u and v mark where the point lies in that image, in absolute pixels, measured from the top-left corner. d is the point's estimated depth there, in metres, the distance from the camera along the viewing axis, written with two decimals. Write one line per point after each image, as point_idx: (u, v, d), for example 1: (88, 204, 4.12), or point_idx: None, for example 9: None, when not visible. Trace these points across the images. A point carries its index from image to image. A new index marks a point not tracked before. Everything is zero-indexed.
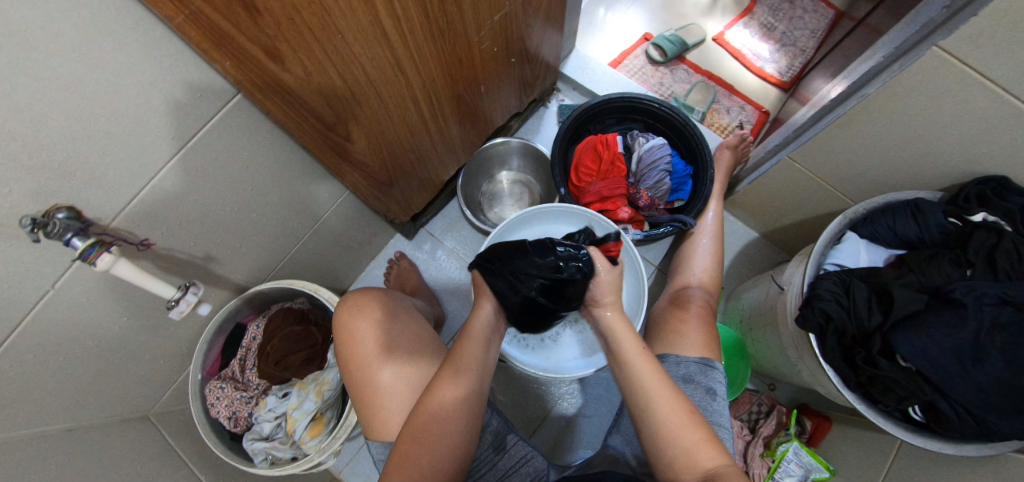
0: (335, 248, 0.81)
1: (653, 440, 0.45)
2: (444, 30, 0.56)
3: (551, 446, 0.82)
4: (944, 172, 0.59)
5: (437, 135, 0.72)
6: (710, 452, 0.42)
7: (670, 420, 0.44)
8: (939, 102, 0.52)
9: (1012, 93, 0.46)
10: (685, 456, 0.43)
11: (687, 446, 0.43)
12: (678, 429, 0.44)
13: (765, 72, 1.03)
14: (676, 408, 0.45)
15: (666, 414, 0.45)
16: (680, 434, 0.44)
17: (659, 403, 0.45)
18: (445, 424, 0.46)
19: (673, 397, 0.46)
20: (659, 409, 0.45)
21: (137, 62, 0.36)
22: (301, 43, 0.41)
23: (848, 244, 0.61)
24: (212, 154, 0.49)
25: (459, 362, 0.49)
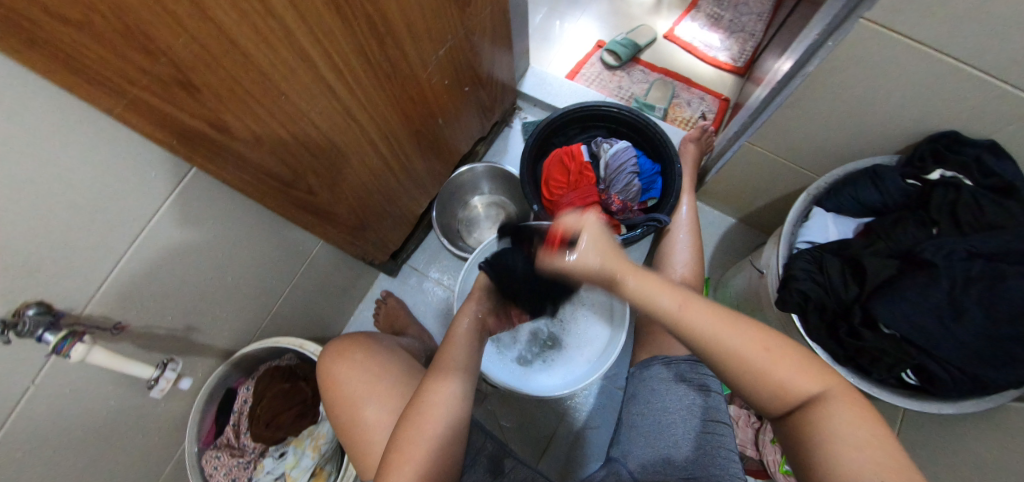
0: (318, 297, 0.81)
1: (740, 379, 0.39)
2: (390, 75, 0.58)
3: (561, 466, 0.80)
4: (897, 137, 0.60)
5: (402, 173, 0.74)
6: (806, 383, 0.37)
7: (772, 357, 0.38)
8: (878, 70, 0.53)
9: (942, 52, 0.47)
10: (779, 393, 0.38)
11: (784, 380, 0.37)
12: (767, 369, 0.38)
13: (718, 61, 1.05)
14: (755, 343, 0.38)
15: (744, 355, 0.38)
16: (769, 373, 0.38)
17: (743, 336, 0.39)
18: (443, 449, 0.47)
19: (749, 334, 0.39)
20: (733, 347, 0.38)
21: (84, 153, 0.37)
22: (243, 108, 0.43)
23: (816, 219, 0.61)
24: (177, 228, 0.50)
25: (448, 359, 0.54)
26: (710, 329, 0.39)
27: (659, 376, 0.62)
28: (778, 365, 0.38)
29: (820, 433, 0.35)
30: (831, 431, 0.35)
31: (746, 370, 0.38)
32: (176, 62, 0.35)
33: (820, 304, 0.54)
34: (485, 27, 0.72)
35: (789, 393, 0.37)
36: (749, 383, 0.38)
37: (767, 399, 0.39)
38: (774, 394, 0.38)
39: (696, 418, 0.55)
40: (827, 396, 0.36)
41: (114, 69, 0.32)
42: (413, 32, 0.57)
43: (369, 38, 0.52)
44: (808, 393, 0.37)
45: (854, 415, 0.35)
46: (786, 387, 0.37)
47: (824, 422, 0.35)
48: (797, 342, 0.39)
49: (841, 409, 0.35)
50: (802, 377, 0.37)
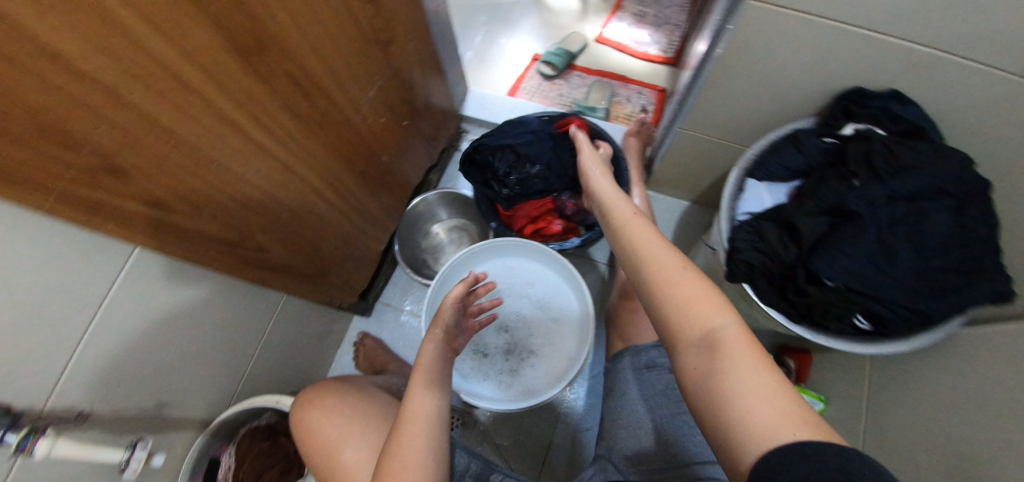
0: (294, 349, 0.81)
1: (649, 297, 0.40)
2: (322, 122, 0.60)
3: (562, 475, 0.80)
4: (811, 101, 0.63)
5: (354, 214, 0.75)
6: (711, 315, 0.36)
7: (681, 274, 0.39)
8: (776, 42, 0.56)
9: (827, 17, 0.51)
10: (680, 318, 0.37)
11: (682, 300, 0.37)
12: (670, 286, 0.38)
13: (650, 55, 1.10)
14: (673, 262, 0.41)
15: (656, 270, 0.40)
16: (671, 292, 0.38)
17: (667, 259, 0.41)
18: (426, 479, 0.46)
19: (672, 258, 0.41)
20: (650, 260, 0.42)
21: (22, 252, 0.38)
22: (176, 181, 0.44)
23: (750, 190, 0.65)
24: (129, 307, 0.50)
25: (421, 370, 0.54)
26: (653, 246, 0.44)
27: (632, 366, 0.63)
28: (694, 278, 0.39)
29: (722, 377, 0.33)
30: (730, 374, 0.32)
31: (652, 281, 0.40)
32: (98, 149, 0.36)
33: (766, 269, 0.57)
34: (413, 61, 0.75)
35: (686, 318, 0.36)
36: (651, 298, 0.40)
37: (672, 334, 0.37)
38: (677, 320, 0.37)
39: (670, 402, 0.57)
40: (734, 338, 0.34)
41: (34, 166, 0.32)
42: (339, 80, 0.60)
43: (292, 91, 0.54)
44: (713, 331, 0.35)
45: (752, 362, 0.33)
46: (689, 310, 0.37)
47: (724, 367, 0.33)
48: (715, 286, 0.38)
49: (743, 351, 0.33)
50: (707, 308, 0.36)
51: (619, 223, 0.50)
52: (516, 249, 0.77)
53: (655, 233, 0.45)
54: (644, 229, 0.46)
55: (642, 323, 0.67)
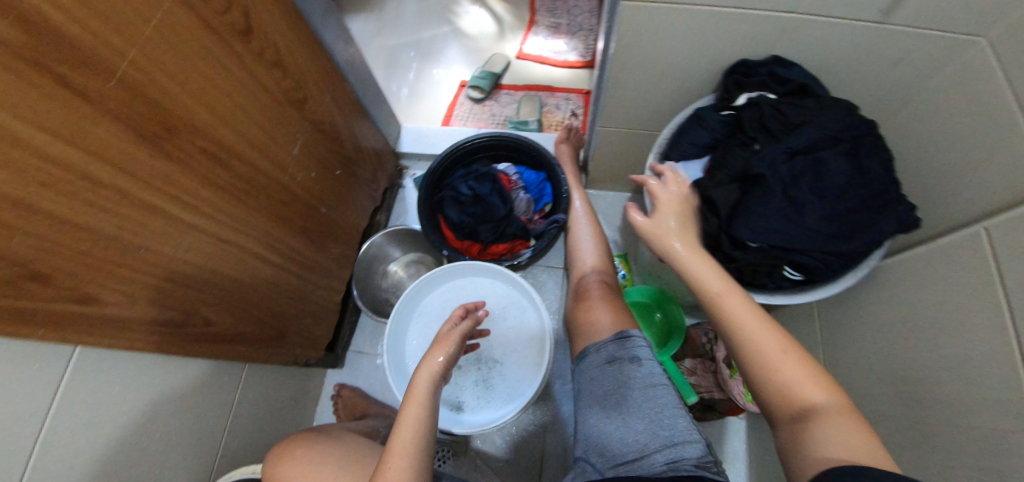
0: (267, 415, 0.81)
1: (754, 367, 0.45)
2: (249, 189, 0.62)
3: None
4: (706, 80, 0.68)
5: (302, 269, 0.77)
6: (815, 394, 0.42)
7: (782, 355, 0.44)
8: (658, 35, 0.60)
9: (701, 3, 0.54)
10: (785, 394, 0.43)
11: (784, 378, 0.43)
12: (779, 366, 0.44)
13: (570, 62, 1.15)
14: (776, 346, 0.45)
15: (766, 349, 0.45)
16: (783, 373, 0.43)
17: (756, 331, 0.47)
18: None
19: (776, 338, 0.46)
20: (749, 335, 0.47)
21: None
22: (102, 274, 0.45)
23: (669, 173, 0.68)
24: (79, 411, 0.49)
25: (413, 396, 0.55)
26: (761, 339, 0.46)
27: (595, 363, 0.64)
28: (790, 356, 0.44)
29: (812, 438, 0.39)
30: (820, 436, 0.39)
31: (760, 358, 0.45)
32: (16, 261, 0.37)
33: (695, 244, 0.60)
34: (333, 113, 0.78)
35: (792, 397, 0.42)
36: (759, 374, 0.45)
37: (772, 401, 0.44)
38: (775, 380, 0.44)
39: (636, 391, 0.59)
40: (831, 408, 0.40)
41: None
42: (258, 146, 0.62)
43: (211, 167, 0.55)
44: (811, 405, 0.41)
45: (850, 426, 0.39)
46: (789, 384, 0.43)
47: (817, 430, 0.39)
48: (813, 362, 0.44)
49: (838, 417, 0.39)
50: (803, 379, 0.43)
51: (706, 291, 0.52)
52: (468, 272, 0.78)
53: (751, 308, 0.49)
54: (742, 304, 0.49)
55: (597, 319, 0.69)
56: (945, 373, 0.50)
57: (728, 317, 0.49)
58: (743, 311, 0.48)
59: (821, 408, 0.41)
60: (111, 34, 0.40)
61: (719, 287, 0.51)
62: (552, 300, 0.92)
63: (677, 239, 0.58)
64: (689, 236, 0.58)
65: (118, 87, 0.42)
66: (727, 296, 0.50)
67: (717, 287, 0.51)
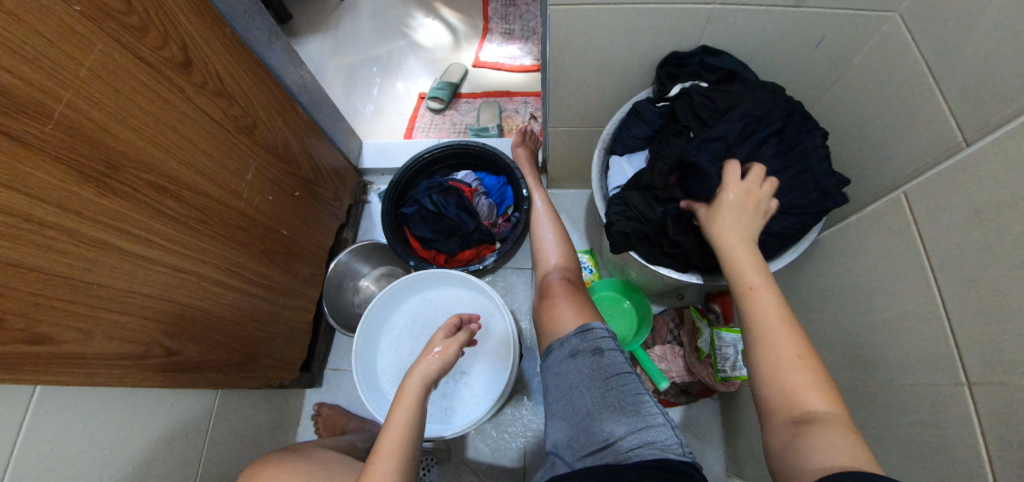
0: (246, 440, 0.81)
1: (761, 365, 0.43)
2: (204, 217, 0.63)
3: None
4: (642, 74, 0.70)
5: (268, 292, 0.78)
6: (818, 402, 0.39)
7: (802, 354, 0.41)
8: (588, 36, 0.62)
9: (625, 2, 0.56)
10: (785, 398, 0.40)
11: (798, 379, 0.40)
12: (789, 370, 0.41)
13: (526, 66, 1.18)
14: (791, 350, 0.42)
15: (778, 346, 0.42)
16: (786, 376, 0.41)
17: (781, 329, 0.43)
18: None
19: (798, 341, 0.42)
20: (772, 328, 0.43)
21: None
22: (54, 313, 0.46)
23: (615, 166, 0.69)
24: (41, 451, 0.50)
25: (402, 400, 0.56)
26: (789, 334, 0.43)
27: (560, 358, 0.65)
28: (809, 358, 0.41)
29: (802, 450, 0.37)
30: (811, 448, 0.36)
31: (770, 358, 0.42)
32: None
33: (641, 233, 0.62)
34: (286, 137, 0.80)
35: (793, 402, 0.39)
36: (767, 371, 0.42)
37: (769, 403, 0.41)
38: (776, 384, 0.41)
39: (600, 381, 0.60)
40: (829, 418, 0.38)
41: None
42: (209, 175, 0.63)
43: (162, 199, 0.56)
44: (812, 413, 0.38)
45: (842, 436, 0.36)
46: (789, 385, 0.40)
47: (810, 441, 0.37)
48: (826, 372, 0.41)
49: (834, 429, 0.37)
50: (809, 385, 0.40)
51: (739, 283, 0.49)
52: (433, 280, 0.80)
53: (785, 309, 0.45)
54: (773, 301, 0.45)
55: (559, 314, 0.70)
56: (889, 335, 0.52)
57: (758, 309, 0.45)
58: (774, 307, 0.45)
59: (823, 414, 0.38)
60: (43, 79, 0.41)
61: (757, 280, 0.47)
62: (522, 301, 0.94)
63: (729, 227, 0.52)
64: (745, 222, 0.52)
65: (57, 129, 0.43)
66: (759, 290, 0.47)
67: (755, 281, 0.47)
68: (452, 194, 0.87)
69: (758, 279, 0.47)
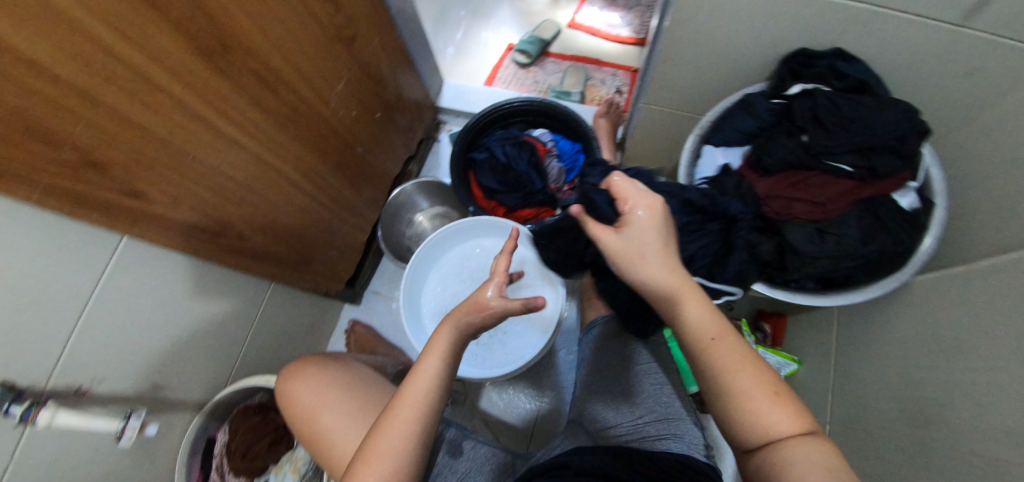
0: (287, 336, 0.86)
1: (731, 405, 0.40)
2: (292, 117, 0.64)
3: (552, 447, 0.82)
4: (764, 65, 0.64)
5: (334, 205, 0.80)
6: (786, 428, 0.38)
7: (770, 390, 0.39)
8: (713, 14, 0.58)
9: None
10: (759, 431, 0.38)
11: (773, 420, 0.38)
12: (764, 408, 0.38)
13: (622, 37, 1.13)
14: (764, 389, 0.39)
15: (749, 387, 0.39)
16: (761, 413, 0.38)
17: (747, 373, 0.40)
18: (404, 441, 0.48)
19: (763, 375, 0.40)
20: (737, 377, 0.40)
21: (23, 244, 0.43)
22: (151, 175, 0.48)
23: (707, 156, 0.65)
24: (116, 298, 0.54)
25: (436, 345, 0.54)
26: (748, 374, 0.40)
27: (605, 335, 0.66)
28: (784, 393, 0.39)
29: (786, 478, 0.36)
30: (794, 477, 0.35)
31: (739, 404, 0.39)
32: (78, 146, 0.40)
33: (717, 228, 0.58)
34: (379, 56, 0.78)
35: (774, 440, 0.38)
36: (740, 419, 0.39)
37: (745, 440, 0.40)
38: (752, 426, 0.39)
39: (642, 366, 0.61)
40: (814, 440, 0.37)
41: (19, 164, 0.36)
42: (306, 77, 0.64)
43: (259, 91, 0.57)
44: (791, 444, 0.37)
45: (820, 449, 0.37)
46: (762, 421, 0.38)
47: (790, 464, 0.36)
48: (795, 394, 0.40)
49: (817, 446, 0.36)
50: (784, 418, 0.38)
51: (693, 327, 0.42)
52: (495, 229, 0.79)
53: (742, 347, 0.41)
54: (733, 342, 0.41)
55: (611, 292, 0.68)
56: None
57: (715, 356, 0.41)
58: (728, 348, 0.41)
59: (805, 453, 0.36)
60: None
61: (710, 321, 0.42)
62: None
63: (653, 252, 0.43)
64: (665, 241, 0.44)
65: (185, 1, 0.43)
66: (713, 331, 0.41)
67: (706, 317, 0.42)
68: (527, 149, 0.88)
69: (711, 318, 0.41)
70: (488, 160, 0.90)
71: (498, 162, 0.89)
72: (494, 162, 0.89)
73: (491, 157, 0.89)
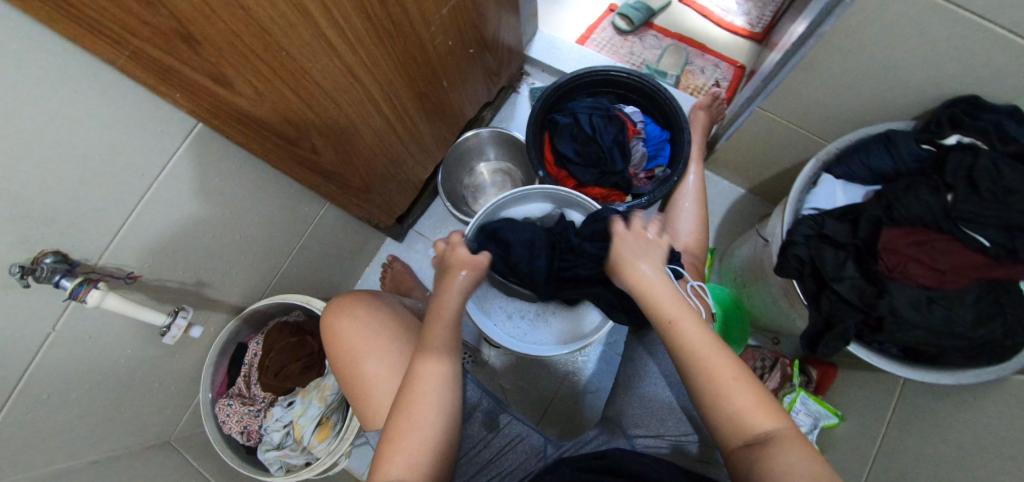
0: (329, 257, 0.84)
1: (706, 394, 0.44)
2: (391, 30, 0.57)
3: (562, 428, 0.83)
4: (918, 102, 0.58)
5: (405, 135, 0.75)
6: (762, 420, 0.42)
7: (735, 377, 0.44)
8: (887, 32, 0.51)
9: (970, 10, 0.44)
10: (733, 424, 0.43)
11: (742, 407, 0.42)
12: (731, 396, 0.43)
13: (735, 27, 1.03)
14: (728, 372, 0.44)
15: (717, 376, 0.44)
16: (731, 399, 0.43)
17: (714, 360, 0.45)
18: (441, 403, 0.47)
19: (728, 363, 0.44)
20: (706, 365, 0.45)
21: (101, 111, 0.39)
22: (247, 64, 0.42)
23: (824, 186, 0.60)
24: (180, 186, 0.51)
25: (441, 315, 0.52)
26: (715, 360, 0.45)
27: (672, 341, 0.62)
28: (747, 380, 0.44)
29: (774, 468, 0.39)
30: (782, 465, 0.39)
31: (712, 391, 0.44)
32: (176, 14, 0.33)
33: (819, 268, 0.54)
34: None
35: (744, 427, 0.42)
36: (712, 403, 0.44)
37: (720, 429, 0.44)
38: (721, 409, 0.43)
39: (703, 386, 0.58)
40: (780, 434, 0.41)
41: (111, 19, 0.31)
42: None
43: None
44: (761, 432, 0.41)
45: (794, 447, 0.40)
46: (732, 411, 0.43)
47: (777, 456, 0.40)
48: (761, 386, 0.44)
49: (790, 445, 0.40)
50: (751, 405, 0.43)
51: (660, 316, 0.49)
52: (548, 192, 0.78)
53: (706, 334, 0.47)
54: (696, 330, 0.47)
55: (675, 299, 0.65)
56: None
57: (683, 341, 0.46)
58: (693, 335, 0.46)
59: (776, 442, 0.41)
60: None
61: (674, 312, 0.48)
62: None
63: (649, 267, 0.53)
64: (653, 261, 0.54)
65: None
66: (680, 321, 0.48)
67: (674, 309, 0.49)
68: (615, 125, 0.83)
69: (674, 310, 0.48)
70: (570, 126, 0.85)
71: (581, 131, 0.84)
72: (577, 131, 0.84)
73: (575, 124, 0.84)
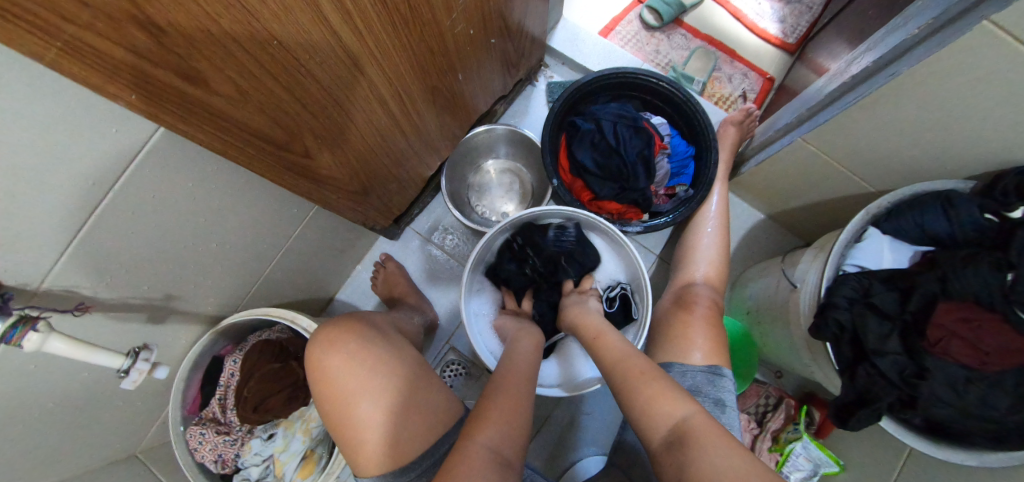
0: (315, 257, 0.77)
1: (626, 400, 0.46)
2: (407, 16, 0.47)
3: (546, 461, 0.81)
4: (980, 162, 0.53)
5: (411, 132, 0.66)
6: (669, 409, 0.42)
7: (640, 374, 0.47)
8: (973, 87, 0.45)
9: None
10: (649, 419, 0.42)
11: (653, 402, 0.43)
12: (636, 390, 0.45)
13: (767, 34, 0.95)
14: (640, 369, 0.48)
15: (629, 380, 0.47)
16: (642, 392, 0.45)
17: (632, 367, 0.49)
18: (471, 421, 0.45)
19: (639, 364, 0.49)
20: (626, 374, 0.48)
21: (35, 113, 0.29)
22: (223, 55, 0.32)
23: (870, 242, 0.56)
24: (143, 195, 0.42)
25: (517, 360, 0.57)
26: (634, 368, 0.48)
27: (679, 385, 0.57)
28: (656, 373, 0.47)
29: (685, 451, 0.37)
30: (694, 448, 0.37)
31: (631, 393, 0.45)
32: None
33: (859, 337, 0.51)
34: None
35: (652, 416, 0.42)
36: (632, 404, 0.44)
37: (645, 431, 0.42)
38: (643, 411, 0.43)
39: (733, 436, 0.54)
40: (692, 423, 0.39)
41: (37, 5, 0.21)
42: None
43: None
44: (677, 423, 0.40)
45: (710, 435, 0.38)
46: (643, 405, 0.43)
47: (689, 442, 0.38)
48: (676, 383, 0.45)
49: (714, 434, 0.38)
50: (654, 395, 0.43)
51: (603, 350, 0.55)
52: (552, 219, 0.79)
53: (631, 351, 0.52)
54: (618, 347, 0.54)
55: (696, 339, 0.62)
56: None
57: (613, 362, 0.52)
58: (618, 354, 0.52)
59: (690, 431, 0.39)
60: None
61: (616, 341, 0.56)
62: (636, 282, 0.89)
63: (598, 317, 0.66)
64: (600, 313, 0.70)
65: None
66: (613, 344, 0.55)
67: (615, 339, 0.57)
68: (641, 138, 0.76)
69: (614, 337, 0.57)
70: (593, 133, 0.77)
71: (604, 140, 0.76)
72: (599, 139, 0.77)
73: (598, 134, 0.77)
